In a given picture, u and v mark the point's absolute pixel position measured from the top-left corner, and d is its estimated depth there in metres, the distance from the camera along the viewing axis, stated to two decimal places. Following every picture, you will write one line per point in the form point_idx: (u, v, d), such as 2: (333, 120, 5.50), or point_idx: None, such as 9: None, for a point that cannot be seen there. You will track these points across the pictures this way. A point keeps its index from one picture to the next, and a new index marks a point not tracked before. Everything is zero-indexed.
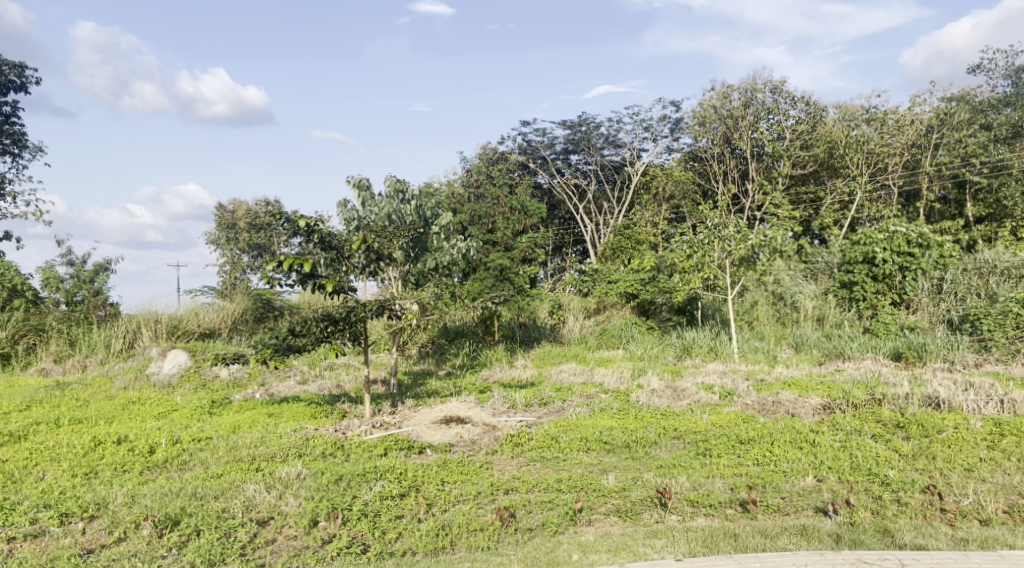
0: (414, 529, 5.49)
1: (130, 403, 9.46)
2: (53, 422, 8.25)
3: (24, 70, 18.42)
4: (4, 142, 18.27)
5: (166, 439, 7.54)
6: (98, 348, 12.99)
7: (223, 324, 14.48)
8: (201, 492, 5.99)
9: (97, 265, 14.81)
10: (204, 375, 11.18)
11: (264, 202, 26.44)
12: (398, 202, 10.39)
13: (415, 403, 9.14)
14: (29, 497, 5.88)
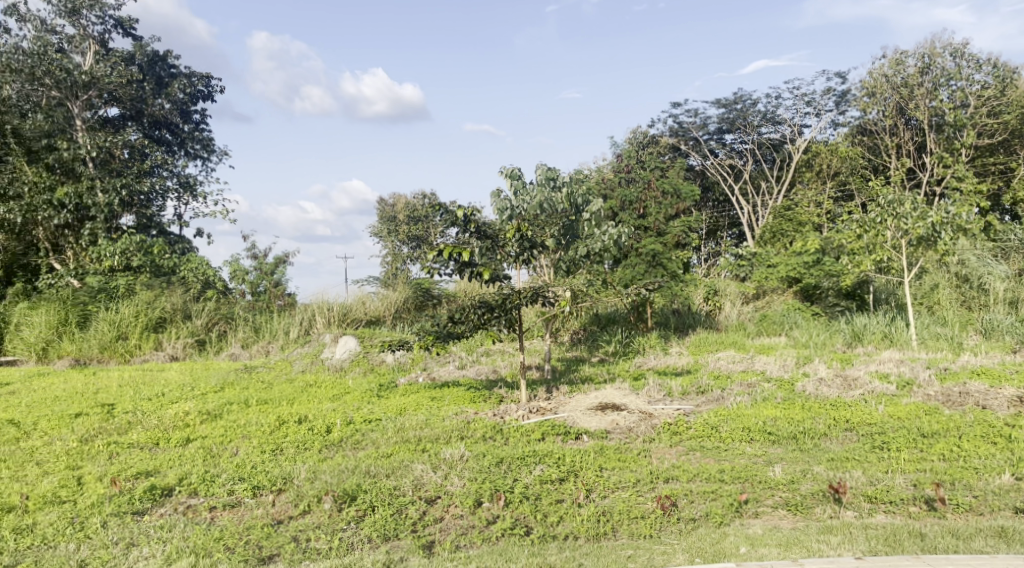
0: (575, 513, 5.55)
1: (308, 385, 10.24)
2: (244, 402, 9.06)
3: (210, 80, 20.20)
4: (195, 146, 20.19)
5: (341, 420, 8.06)
6: (279, 335, 14.08)
7: (387, 313, 15.37)
8: (374, 470, 6.37)
9: (276, 259, 16.05)
10: (372, 359, 11.86)
11: (421, 195, 27.66)
12: (549, 190, 10.50)
13: (570, 389, 9.22)
14: (227, 469, 6.47)
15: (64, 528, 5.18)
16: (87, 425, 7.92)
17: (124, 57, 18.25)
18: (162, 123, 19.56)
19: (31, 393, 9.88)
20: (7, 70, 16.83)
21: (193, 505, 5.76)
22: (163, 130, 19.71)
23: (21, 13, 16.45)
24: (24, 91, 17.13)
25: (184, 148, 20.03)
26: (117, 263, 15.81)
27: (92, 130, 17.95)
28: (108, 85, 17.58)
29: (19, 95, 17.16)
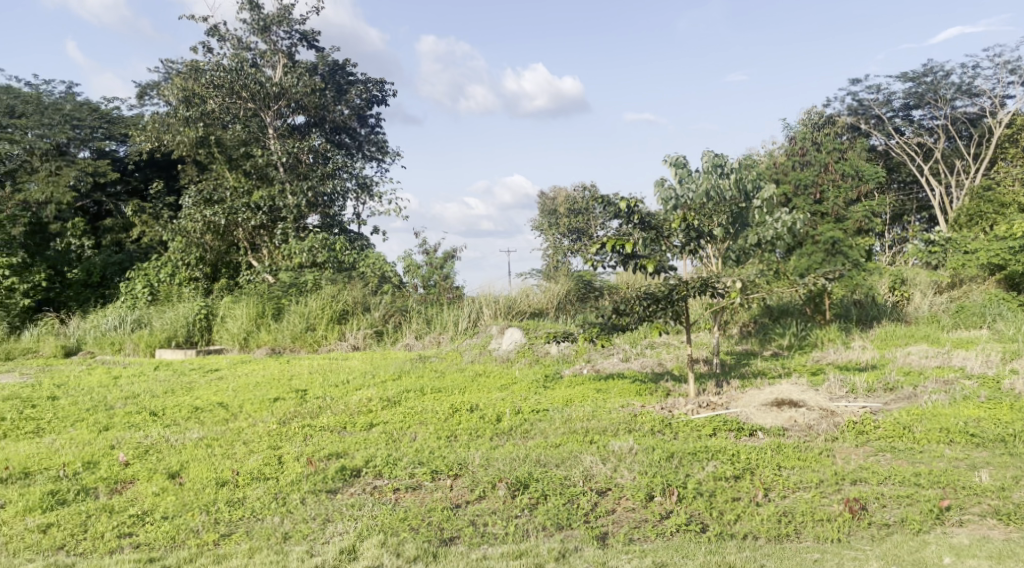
0: (753, 512, 5.35)
1: (477, 374, 10.58)
2: (419, 390, 9.51)
3: (384, 86, 21.41)
4: (371, 149, 21.49)
5: (510, 409, 8.25)
6: (449, 327, 14.61)
7: (551, 304, 15.58)
8: (544, 459, 6.46)
9: (445, 253, 16.71)
10: (537, 350, 12.04)
11: (581, 186, 27.79)
12: (716, 177, 10.16)
13: (741, 384, 8.89)
14: (407, 453, 6.82)
15: (269, 502, 5.65)
16: (282, 409, 8.64)
17: (309, 68, 19.70)
18: (342, 128, 20.95)
19: (234, 379, 10.93)
20: (211, 86, 18.57)
21: (378, 487, 6.11)
22: (343, 135, 21.12)
23: (222, 33, 18.16)
24: (225, 104, 18.91)
25: (361, 151, 21.38)
26: (305, 260, 17.25)
27: (282, 137, 19.53)
28: (295, 95, 19.04)
29: (221, 108, 18.97)
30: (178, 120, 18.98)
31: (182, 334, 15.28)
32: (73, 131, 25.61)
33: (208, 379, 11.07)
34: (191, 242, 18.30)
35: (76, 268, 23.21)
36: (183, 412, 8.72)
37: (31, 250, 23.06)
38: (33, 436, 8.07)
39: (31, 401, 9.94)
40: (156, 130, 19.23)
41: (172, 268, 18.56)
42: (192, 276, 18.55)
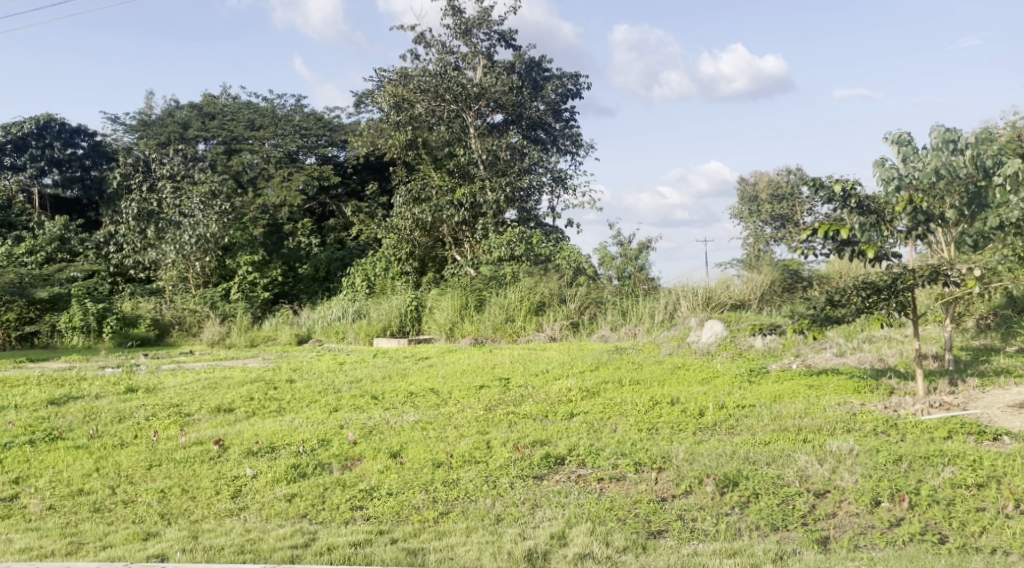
0: (1002, 526, 4.80)
1: (677, 367, 10.38)
2: (618, 382, 9.50)
3: (578, 79, 21.64)
4: (566, 143, 21.79)
5: (713, 404, 8.01)
6: (645, 318, 14.43)
7: (753, 296, 14.96)
8: (753, 457, 6.20)
9: (641, 244, 16.57)
10: (740, 344, 11.59)
11: (785, 171, 26.37)
12: (947, 153, 9.24)
13: (979, 383, 7.98)
14: (609, 444, 6.83)
15: (480, 485, 5.91)
16: (489, 396, 9.01)
17: (507, 66, 20.34)
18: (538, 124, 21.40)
19: (443, 367, 11.59)
20: (419, 91, 19.70)
21: (583, 475, 6.17)
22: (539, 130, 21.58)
23: (428, 40, 19.24)
24: (431, 107, 20.03)
25: (556, 145, 21.72)
26: (504, 253, 17.87)
27: (482, 136, 20.34)
28: (494, 94, 19.75)
29: (427, 111, 20.11)
30: (390, 125, 20.37)
31: (395, 324, 16.41)
32: (302, 140, 28.38)
33: (420, 366, 11.82)
34: (402, 239, 19.63)
35: (305, 264, 25.81)
36: (400, 396, 9.37)
37: (270, 248, 25.87)
38: (276, 414, 9.06)
39: (274, 383, 11.17)
40: (371, 135, 20.77)
41: (386, 263, 20.00)
42: (403, 270, 19.86)
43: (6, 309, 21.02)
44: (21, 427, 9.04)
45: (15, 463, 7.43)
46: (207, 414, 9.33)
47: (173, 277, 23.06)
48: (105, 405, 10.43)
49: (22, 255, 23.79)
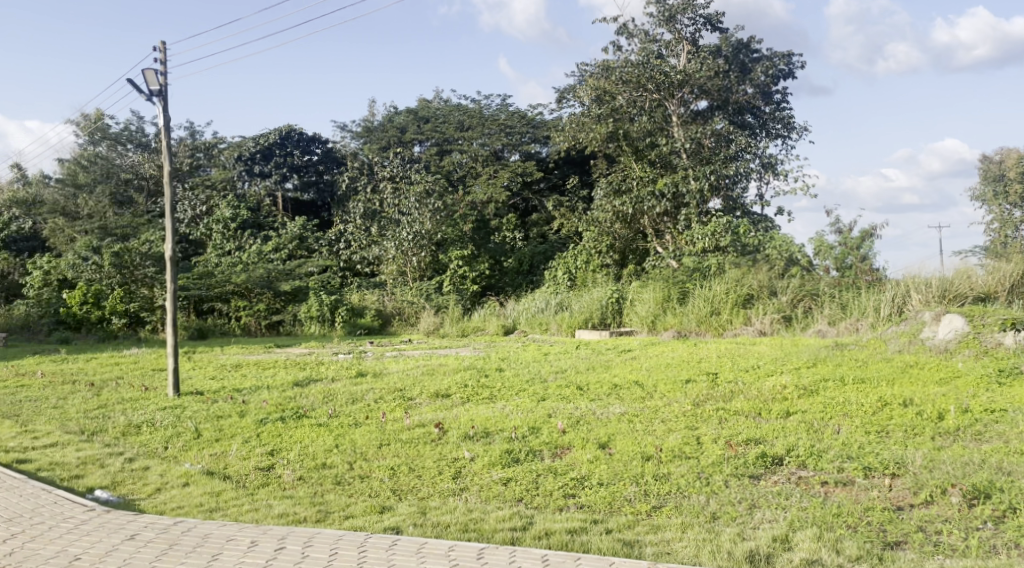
0: None
1: (908, 366, 9.48)
2: (840, 380, 8.88)
3: (791, 59, 20.67)
4: (777, 127, 20.64)
5: (955, 407, 7.22)
6: (869, 312, 13.32)
7: (1000, 288, 13.30)
8: (1008, 468, 5.53)
9: (863, 232, 15.40)
10: (985, 341, 10.34)
11: None
12: None
13: None
14: (833, 446, 6.40)
15: (693, 481, 5.79)
16: (697, 391, 8.79)
17: (712, 51, 19.72)
18: (745, 109, 20.48)
19: (648, 359, 11.48)
20: (621, 83, 19.53)
21: (805, 478, 5.83)
22: (747, 115, 20.67)
23: (630, 30, 19.05)
24: (633, 97, 19.84)
25: (765, 130, 20.65)
26: (708, 244, 17.40)
27: (685, 124, 19.90)
28: (699, 80, 19.21)
29: (628, 102, 19.95)
30: (591, 118, 20.34)
31: (597, 315, 16.50)
32: (507, 138, 29.39)
33: (624, 358, 11.80)
34: (603, 232, 19.69)
35: (509, 257, 26.75)
36: (605, 388, 9.40)
37: (478, 242, 27.08)
38: (488, 401, 9.46)
39: (485, 371, 11.70)
40: (572, 130, 20.93)
41: (587, 256, 20.17)
42: (603, 263, 19.93)
43: (259, 300, 24.12)
44: (272, 405, 10.21)
45: (269, 437, 8.41)
46: (426, 399, 9.95)
47: (393, 271, 24.89)
48: (339, 387, 11.48)
49: (270, 252, 26.85)
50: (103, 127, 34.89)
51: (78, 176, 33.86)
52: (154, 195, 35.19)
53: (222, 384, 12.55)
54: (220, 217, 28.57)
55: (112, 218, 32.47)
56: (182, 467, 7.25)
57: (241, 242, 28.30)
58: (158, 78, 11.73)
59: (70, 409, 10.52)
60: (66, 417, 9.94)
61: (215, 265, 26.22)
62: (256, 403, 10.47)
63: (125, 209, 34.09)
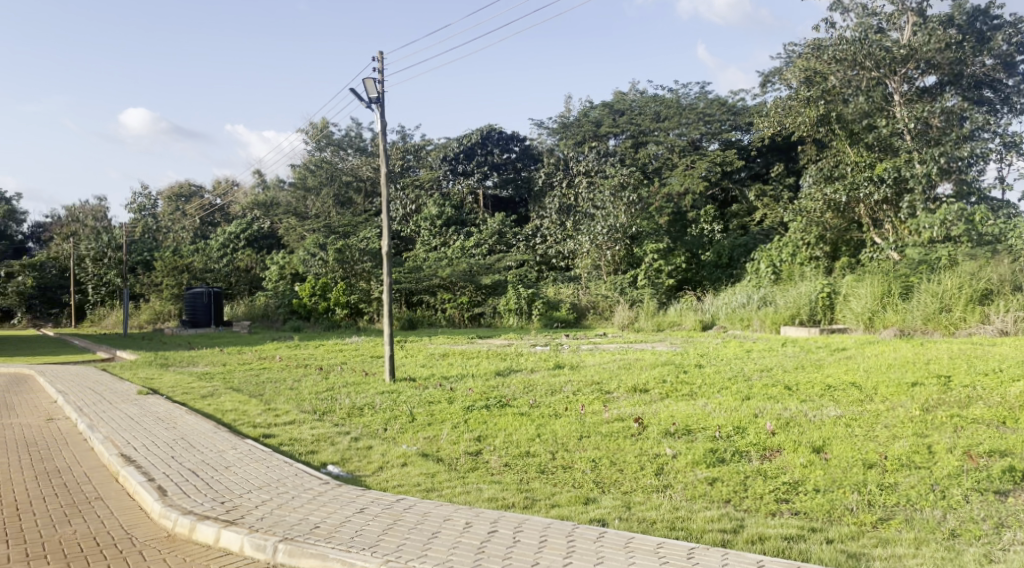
0: None
1: None
2: None
3: None
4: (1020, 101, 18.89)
5: None
6: None
7: None
8: None
9: None
10: None
11: None
12: None
13: None
14: None
15: (926, 493, 5.28)
16: (925, 395, 8.00)
17: (942, 20, 17.94)
18: (984, 82, 18.57)
19: (865, 359, 10.62)
20: (834, 62, 18.30)
21: None
22: (985, 89, 18.77)
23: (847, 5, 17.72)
24: (847, 77, 18.55)
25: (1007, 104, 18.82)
26: (937, 234, 15.80)
27: (910, 102, 18.30)
28: (926, 54, 17.56)
29: (842, 82, 18.66)
30: (799, 102, 19.23)
31: (806, 311, 15.55)
32: (706, 127, 28.51)
33: (837, 357, 11.02)
34: (812, 222, 18.43)
35: (708, 251, 26.02)
36: (817, 388, 8.84)
37: (674, 236, 26.56)
38: (689, 398, 9.24)
39: (684, 366, 11.44)
40: (778, 115, 19.92)
41: (793, 248, 19.09)
42: (812, 255, 18.74)
43: (462, 293, 25.28)
44: (477, 393, 10.67)
45: (476, 423, 8.79)
46: (625, 393, 9.92)
47: (588, 265, 25.08)
48: (539, 378, 11.75)
49: (472, 248, 28.05)
50: (327, 134, 38.35)
51: (307, 180, 37.45)
52: (370, 195, 38.12)
53: (431, 371, 13.35)
54: (427, 214, 30.48)
55: (335, 218, 35.60)
56: (399, 448, 7.78)
57: (446, 238, 29.89)
58: (377, 86, 12.65)
59: (303, 390, 11.68)
60: (300, 397, 11.03)
61: (424, 260, 27.90)
62: (462, 390, 11.00)
63: (346, 209, 37.52)
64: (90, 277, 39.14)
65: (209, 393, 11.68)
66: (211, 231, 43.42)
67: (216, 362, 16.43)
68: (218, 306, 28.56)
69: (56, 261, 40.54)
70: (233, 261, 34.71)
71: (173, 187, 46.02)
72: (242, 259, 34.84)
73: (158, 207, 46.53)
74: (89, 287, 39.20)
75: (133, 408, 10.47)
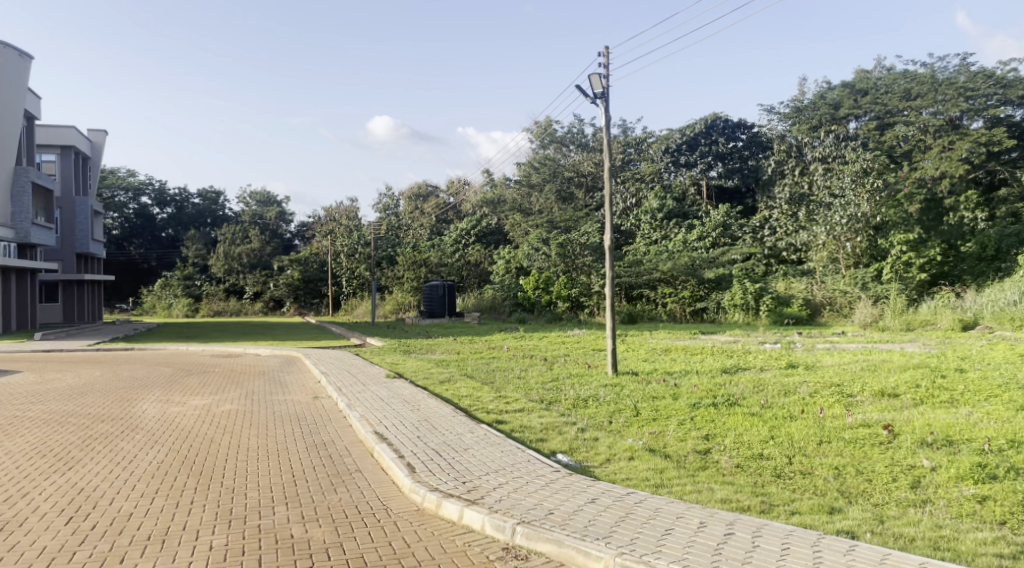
0: None
1: None
2: None
3: None
4: None
5: None
6: None
7: None
8: None
9: None
10: None
11: None
12: None
13: None
14: None
15: None
16: None
17: None
18: None
19: None
20: None
21: None
22: None
23: None
24: None
25: None
26: None
27: None
28: None
29: None
30: None
31: None
32: (967, 102, 25.37)
33: None
34: None
35: (969, 241, 23.43)
36: None
37: (926, 226, 24.05)
38: (948, 405, 8.30)
39: (940, 371, 10.31)
40: None
41: None
42: None
43: (683, 287, 24.81)
44: (703, 390, 10.39)
45: (703, 421, 8.57)
46: (869, 397, 9.15)
47: (824, 257, 23.48)
48: (771, 378, 11.19)
49: (694, 241, 27.35)
50: (551, 132, 39.40)
51: (531, 177, 38.68)
52: (593, 189, 38.52)
53: (655, 366, 13.23)
54: (648, 208, 30.25)
55: (558, 214, 36.50)
56: (626, 441, 7.79)
57: (667, 233, 29.25)
58: (602, 81, 12.74)
59: (531, 379, 12.10)
60: (528, 386, 11.43)
61: (647, 254, 27.72)
62: (688, 387, 10.76)
63: (568, 204, 38.22)
64: (343, 271, 43.57)
65: (446, 379, 12.49)
66: (445, 228, 46.39)
67: (450, 350, 17.54)
68: (451, 298, 30.44)
69: (316, 256, 45.60)
70: (464, 256, 36.86)
71: (413, 188, 49.89)
72: (472, 254, 36.89)
73: (400, 207, 50.62)
74: (343, 280, 43.65)
75: (383, 389, 11.51)
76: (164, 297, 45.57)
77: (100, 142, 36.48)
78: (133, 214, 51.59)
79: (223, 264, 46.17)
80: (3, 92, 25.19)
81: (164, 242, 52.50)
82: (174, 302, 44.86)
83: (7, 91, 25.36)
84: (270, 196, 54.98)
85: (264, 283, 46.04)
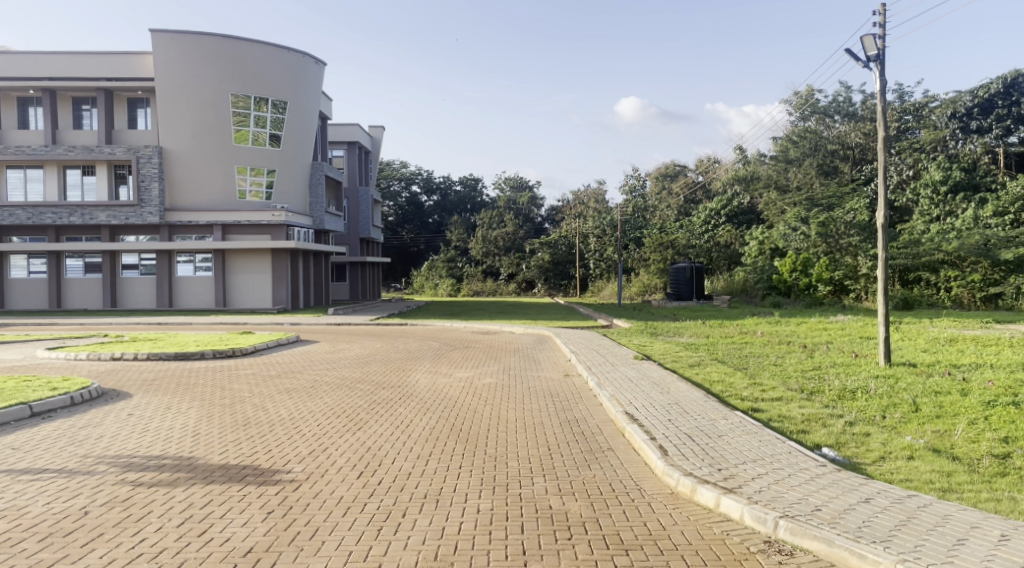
0: None
1: None
2: None
3: None
4: None
5: None
6: None
7: None
8: None
9: None
10: None
11: None
12: None
13: None
14: None
15: None
16: None
17: None
18: None
19: None
20: None
21: None
22: None
23: None
24: None
25: None
26: None
27: None
28: None
29: None
30: None
31: None
32: None
33: None
34: None
35: None
36: None
37: None
38: None
39: None
40: None
41: None
42: None
43: (973, 270, 22.03)
44: (999, 387, 9.07)
45: (1000, 422, 7.52)
46: None
47: None
48: None
49: (989, 217, 23.95)
50: (813, 102, 36.88)
51: (789, 152, 36.35)
52: (860, 163, 35.72)
53: (937, 358, 11.79)
54: (929, 180, 27.08)
55: (819, 189, 34.03)
56: (904, 439, 7.05)
57: (953, 207, 26.12)
58: (877, 42, 11.55)
59: (789, 367, 11.40)
60: (787, 375, 10.77)
61: (925, 233, 24.85)
62: (980, 382, 9.45)
63: (832, 178, 35.33)
64: (592, 254, 44.35)
65: (697, 363, 12.18)
66: (694, 208, 45.32)
67: (701, 334, 17.08)
68: (700, 279, 29.55)
69: (565, 238, 46.85)
70: (714, 238, 35.88)
71: (661, 168, 49.40)
72: (722, 235, 35.77)
73: (647, 187, 50.44)
74: (591, 261, 44.43)
75: (632, 370, 11.56)
76: (430, 278, 49.48)
77: (378, 137, 40.43)
78: (405, 201, 56.69)
79: (482, 247, 49.30)
80: (302, 97, 28.84)
81: (431, 227, 56.86)
82: (439, 282, 48.49)
83: (304, 96, 28.96)
84: (522, 181, 57.52)
85: (518, 265, 48.24)
